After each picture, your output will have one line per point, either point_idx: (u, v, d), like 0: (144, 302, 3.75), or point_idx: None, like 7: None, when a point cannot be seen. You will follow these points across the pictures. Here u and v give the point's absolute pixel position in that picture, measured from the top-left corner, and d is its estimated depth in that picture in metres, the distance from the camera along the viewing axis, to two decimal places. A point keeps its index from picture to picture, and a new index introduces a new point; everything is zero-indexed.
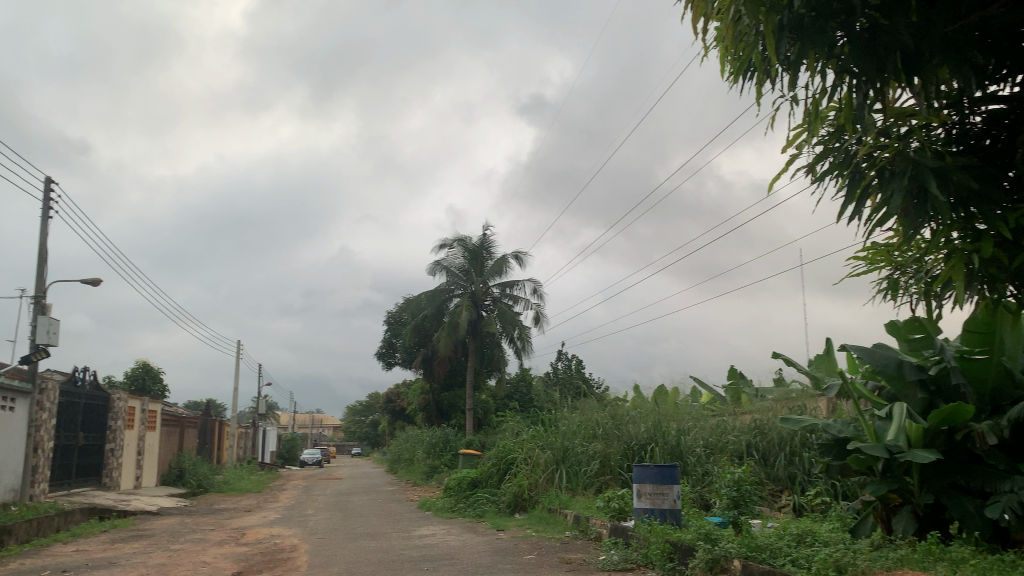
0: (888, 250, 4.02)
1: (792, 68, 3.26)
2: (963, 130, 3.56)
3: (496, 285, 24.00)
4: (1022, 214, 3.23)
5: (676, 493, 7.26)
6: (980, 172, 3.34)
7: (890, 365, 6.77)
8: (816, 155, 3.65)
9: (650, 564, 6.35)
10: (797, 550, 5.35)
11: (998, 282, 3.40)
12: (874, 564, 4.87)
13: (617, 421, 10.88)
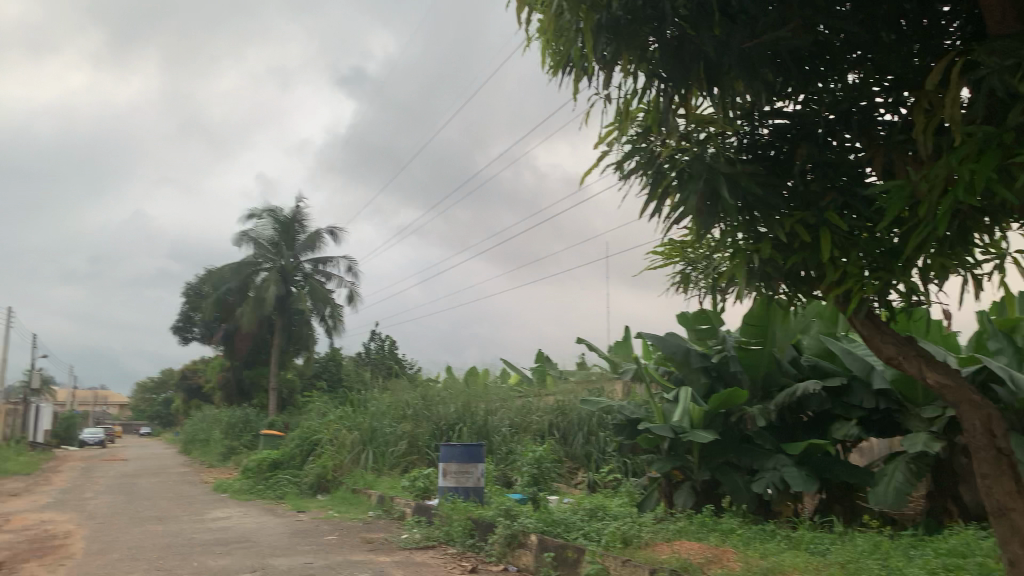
0: (682, 246, 4.31)
1: (607, 68, 3.39)
2: (752, 140, 3.87)
3: (308, 260, 23.31)
4: (796, 221, 3.55)
5: (479, 471, 7.45)
6: (764, 179, 3.65)
7: (679, 352, 7.35)
8: (624, 153, 3.81)
9: (450, 541, 6.47)
10: (589, 525, 5.67)
11: (772, 280, 3.72)
12: (656, 535, 5.27)
13: (426, 402, 10.97)
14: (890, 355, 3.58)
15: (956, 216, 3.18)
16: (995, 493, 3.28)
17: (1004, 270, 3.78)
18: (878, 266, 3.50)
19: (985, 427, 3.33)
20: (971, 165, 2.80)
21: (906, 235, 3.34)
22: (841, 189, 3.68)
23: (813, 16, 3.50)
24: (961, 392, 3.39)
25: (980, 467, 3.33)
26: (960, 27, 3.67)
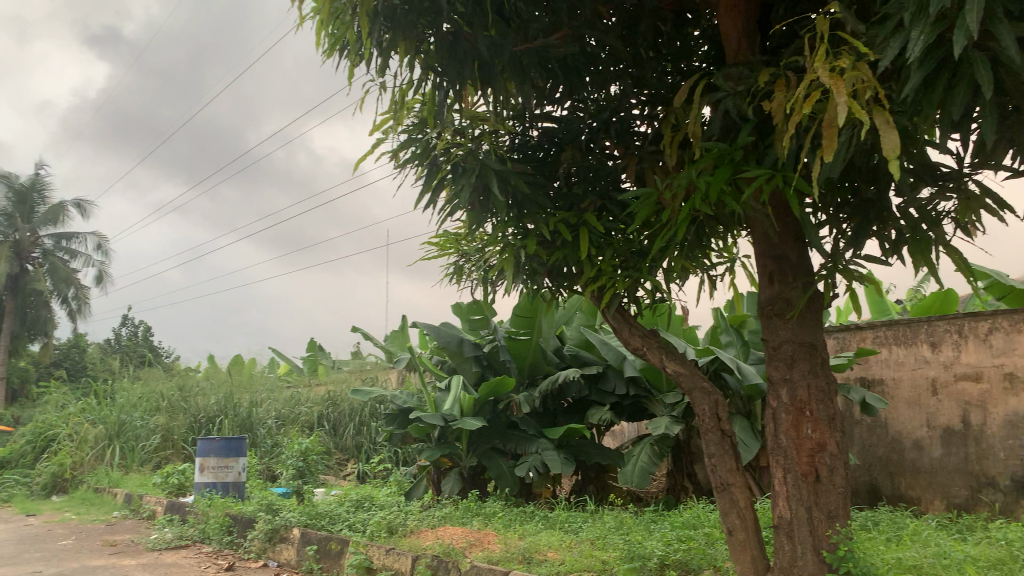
0: (456, 239, 4.37)
1: (383, 55, 3.37)
2: (523, 140, 4.06)
3: (48, 235, 20.92)
4: (559, 219, 3.76)
5: (241, 466, 7.12)
6: (532, 179, 3.82)
7: (452, 342, 7.47)
8: (400, 142, 3.80)
9: (206, 540, 6.12)
10: (354, 515, 5.62)
11: (536, 274, 3.97)
12: (421, 523, 5.35)
13: (184, 393, 10.27)
14: (636, 345, 3.90)
15: (694, 223, 3.52)
16: (719, 469, 3.66)
17: (734, 272, 4.26)
18: (630, 265, 3.78)
19: (713, 411, 3.70)
20: (707, 178, 3.09)
21: (653, 238, 3.66)
22: (599, 192, 3.96)
23: (580, 27, 3.68)
24: (694, 379, 3.77)
25: (707, 446, 3.71)
26: (707, 51, 4.03)
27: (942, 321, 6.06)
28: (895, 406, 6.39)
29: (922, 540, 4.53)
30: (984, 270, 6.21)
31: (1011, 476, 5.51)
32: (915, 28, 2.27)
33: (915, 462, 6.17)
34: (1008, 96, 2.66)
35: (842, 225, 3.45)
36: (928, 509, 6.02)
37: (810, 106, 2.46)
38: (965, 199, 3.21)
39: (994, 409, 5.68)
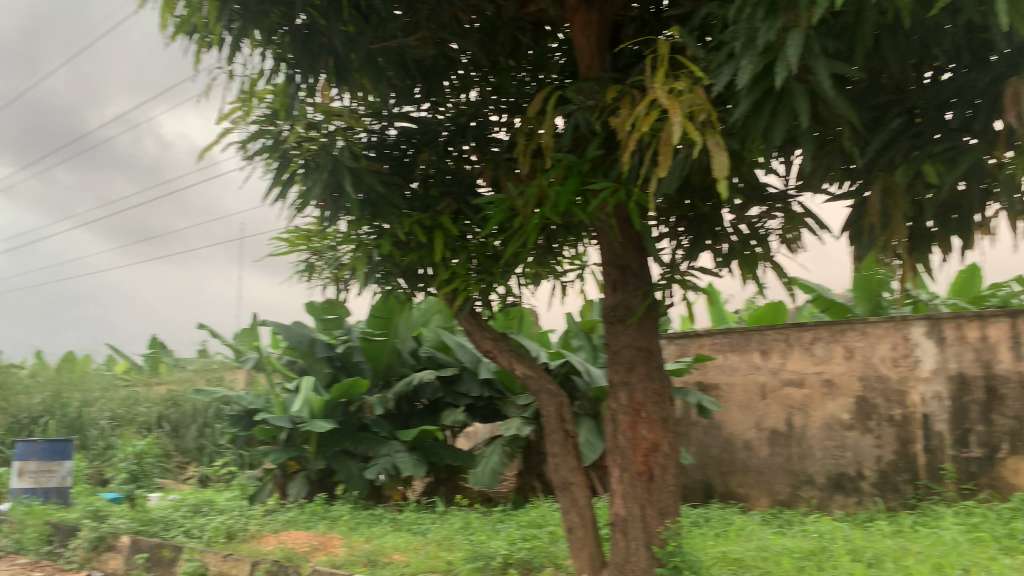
0: (307, 235, 4.18)
1: (233, 42, 3.25)
2: (380, 139, 3.99)
3: None
4: (414, 220, 3.76)
5: (66, 470, 6.63)
6: (387, 179, 3.78)
7: (304, 341, 7.24)
8: (250, 133, 3.66)
9: (21, 551, 5.65)
10: (191, 521, 5.36)
11: (390, 274, 3.95)
12: (263, 527, 5.19)
13: (3, 391, 9.43)
14: (487, 348, 3.95)
15: (546, 230, 3.63)
16: (561, 469, 3.78)
17: (584, 279, 4.40)
18: (484, 270, 3.82)
19: (557, 413, 3.82)
20: (556, 187, 3.19)
21: (506, 244, 3.71)
22: (455, 195, 4.01)
23: (439, 31, 3.71)
24: (541, 382, 3.87)
25: (551, 447, 3.82)
26: (563, 64, 4.12)
27: (772, 330, 6.50)
28: (729, 409, 6.77)
29: (747, 534, 4.85)
30: (810, 284, 6.70)
31: (826, 475, 6.04)
32: (744, 59, 2.47)
33: (745, 461, 6.58)
34: (824, 127, 2.92)
35: (681, 237, 3.66)
36: (754, 505, 6.47)
37: (649, 124, 2.64)
38: (788, 218, 3.49)
39: (814, 412, 6.20)
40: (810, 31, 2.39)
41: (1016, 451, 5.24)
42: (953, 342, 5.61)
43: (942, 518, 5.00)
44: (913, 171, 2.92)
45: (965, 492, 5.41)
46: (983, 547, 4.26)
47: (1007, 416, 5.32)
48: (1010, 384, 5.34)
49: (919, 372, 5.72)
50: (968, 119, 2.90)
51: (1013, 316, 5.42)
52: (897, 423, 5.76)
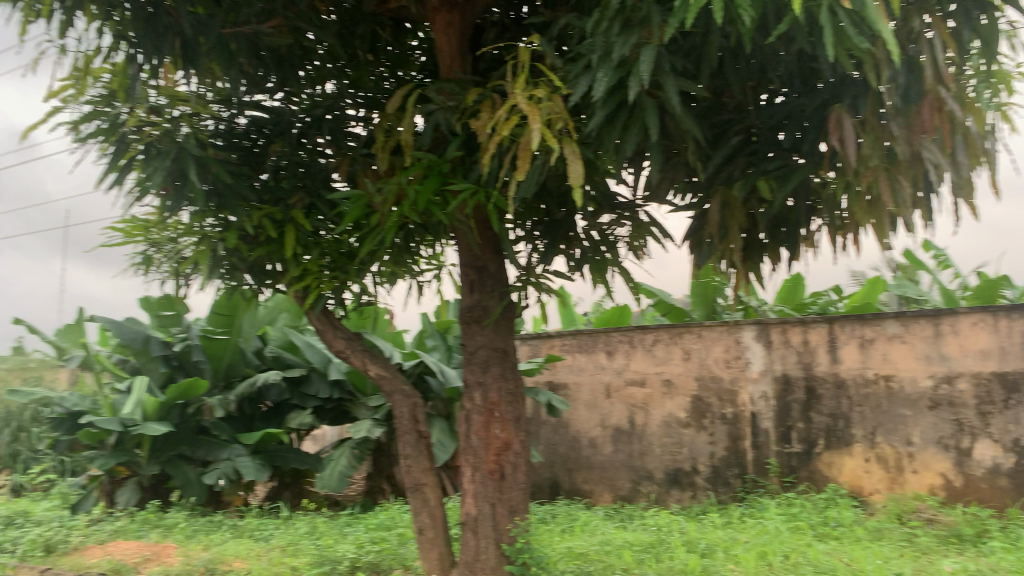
0: (145, 226, 3.93)
1: (66, 16, 3.01)
2: (229, 127, 3.79)
3: None
4: (265, 213, 3.61)
5: None
6: (235, 169, 3.62)
7: (137, 339, 6.76)
8: (83, 114, 3.38)
9: None
10: (2, 534, 4.89)
11: (236, 270, 3.77)
12: (88, 539, 4.82)
13: None
14: (339, 348, 3.85)
15: (403, 229, 3.60)
16: (413, 470, 3.76)
17: (439, 279, 4.39)
18: (337, 267, 3.73)
19: (410, 413, 3.79)
20: (415, 186, 3.18)
21: (361, 242, 3.63)
22: (307, 189, 3.87)
23: (295, 20, 3.60)
24: (394, 382, 3.82)
25: (403, 448, 3.78)
26: (424, 62, 4.11)
27: (617, 332, 6.76)
28: (575, 408, 6.97)
29: (591, 529, 5.03)
30: (653, 288, 7.01)
31: (664, 470, 6.38)
32: (601, 70, 2.57)
33: (589, 458, 6.81)
34: (671, 141, 3.08)
35: (535, 241, 3.75)
36: (597, 500, 6.71)
37: (509, 128, 2.68)
38: (636, 226, 3.66)
39: (654, 411, 6.51)
40: (662, 49, 2.52)
41: (830, 446, 5.75)
42: (779, 346, 6.06)
43: (766, 508, 5.40)
44: (749, 185, 3.14)
45: (786, 484, 5.88)
46: (801, 535, 4.65)
47: (823, 414, 5.82)
48: (826, 384, 5.83)
49: (748, 373, 6.14)
50: (797, 141, 3.16)
51: (831, 322, 5.88)
52: (728, 421, 6.16)
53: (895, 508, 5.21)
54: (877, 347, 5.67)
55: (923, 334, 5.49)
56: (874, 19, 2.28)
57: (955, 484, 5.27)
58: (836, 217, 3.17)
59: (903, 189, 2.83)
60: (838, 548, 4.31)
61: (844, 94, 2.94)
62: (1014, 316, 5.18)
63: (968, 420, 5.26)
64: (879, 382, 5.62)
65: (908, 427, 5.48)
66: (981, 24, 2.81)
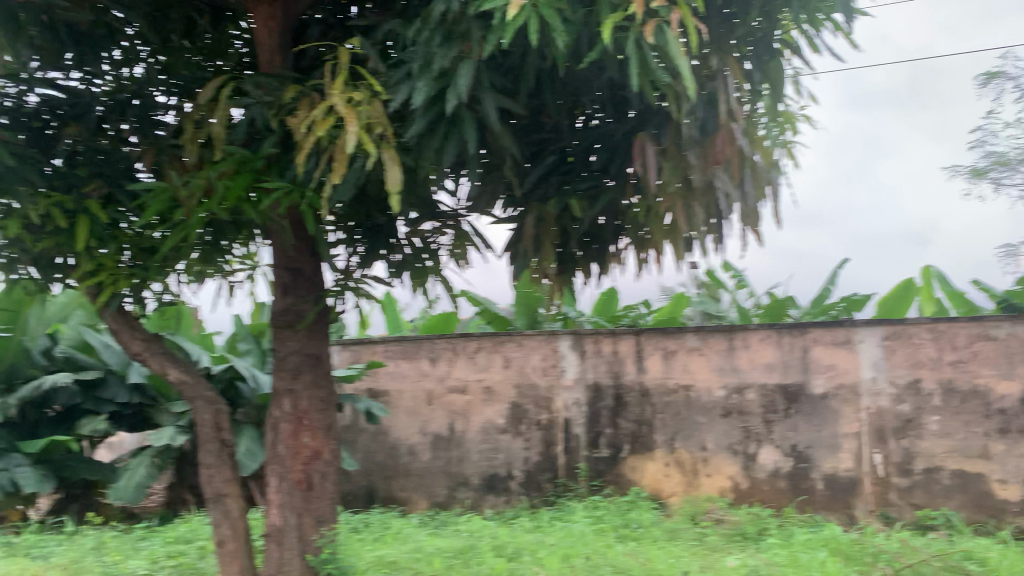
0: None
1: None
2: (15, 105, 3.49)
3: None
4: (54, 201, 3.30)
5: None
6: (20, 151, 3.29)
7: None
8: None
9: None
10: None
11: (18, 262, 3.43)
12: None
13: None
14: (136, 350, 3.59)
15: (212, 226, 3.42)
16: (214, 480, 3.58)
17: (254, 280, 4.22)
18: (137, 263, 3.47)
19: (213, 421, 3.60)
20: (225, 182, 3.04)
21: (165, 237, 3.40)
22: (106, 177, 3.58)
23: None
24: (197, 388, 3.62)
25: (204, 457, 3.59)
26: (244, 53, 3.96)
27: (440, 339, 6.71)
28: (395, 415, 6.84)
29: (403, 537, 4.99)
30: (477, 296, 7.07)
31: (480, 476, 6.47)
32: (421, 80, 2.59)
33: (407, 466, 6.75)
34: (489, 155, 3.16)
35: (355, 245, 3.69)
36: (413, 508, 6.68)
37: (325, 129, 2.63)
38: (458, 236, 3.71)
39: (473, 417, 6.57)
40: (481, 65, 2.60)
41: (635, 451, 6.09)
42: (591, 355, 6.32)
43: (574, 512, 5.63)
44: (562, 203, 3.35)
45: (593, 487, 6.16)
46: (603, 537, 4.88)
47: (630, 420, 6.14)
48: (633, 392, 6.16)
49: (563, 381, 6.36)
50: (607, 163, 3.39)
51: (638, 334, 6.20)
52: (543, 427, 6.36)
53: (689, 509, 5.62)
54: (678, 358, 6.05)
55: (718, 347, 5.94)
56: (674, 54, 2.49)
57: (742, 486, 5.76)
58: (640, 237, 3.43)
59: (698, 214, 3.15)
60: (636, 548, 4.58)
61: (648, 123, 3.22)
62: (795, 333, 5.73)
63: (754, 427, 5.76)
64: (680, 391, 6.02)
65: (703, 433, 5.91)
66: (769, 65, 3.23)
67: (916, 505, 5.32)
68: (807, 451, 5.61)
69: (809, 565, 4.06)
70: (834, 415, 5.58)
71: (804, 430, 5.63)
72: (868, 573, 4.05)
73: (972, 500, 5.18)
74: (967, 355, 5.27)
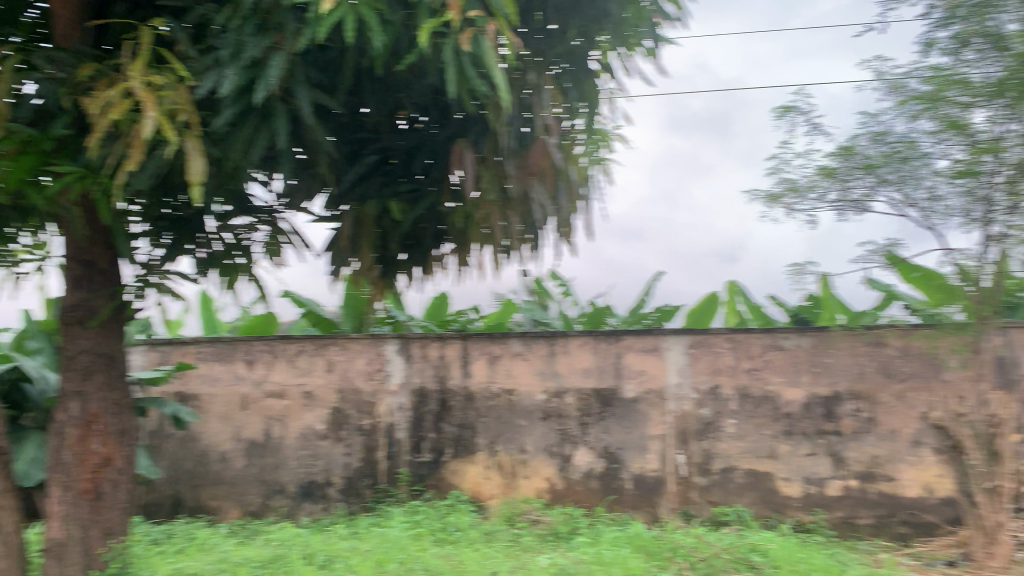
0: None
1: None
2: None
3: None
4: None
5: None
6: None
7: None
8: None
9: None
10: None
11: None
12: None
13: None
14: None
15: None
16: None
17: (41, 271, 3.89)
18: None
19: None
20: (5, 163, 2.77)
21: None
22: None
23: None
24: None
25: None
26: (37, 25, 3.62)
27: (259, 341, 6.42)
28: (207, 420, 6.46)
29: (209, 548, 4.73)
30: (301, 297, 6.83)
31: (297, 483, 6.27)
32: (230, 69, 2.64)
33: (218, 474, 6.40)
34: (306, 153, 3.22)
35: (159, 237, 3.50)
36: (224, 518, 6.35)
37: (122, 113, 2.56)
38: (272, 232, 3.61)
39: (291, 423, 6.34)
40: (293, 58, 2.73)
41: (456, 455, 6.13)
42: (417, 359, 6.28)
43: (392, 517, 5.58)
44: (381, 206, 3.44)
45: (413, 492, 6.14)
46: (419, 541, 4.87)
47: (453, 424, 6.17)
48: (456, 397, 6.20)
49: (387, 385, 6.28)
50: (428, 167, 3.50)
51: (464, 339, 6.24)
52: (364, 432, 6.25)
53: (506, 511, 5.72)
54: (502, 363, 6.16)
55: (540, 352, 6.11)
56: (489, 64, 2.62)
57: (558, 487, 5.96)
58: (461, 242, 3.53)
59: (512, 223, 3.36)
60: (451, 551, 4.61)
61: (468, 130, 3.39)
62: (612, 340, 6.00)
63: (570, 430, 5.98)
64: (502, 396, 6.13)
65: (523, 436, 6.05)
66: (584, 84, 3.52)
67: (713, 502, 5.72)
68: (618, 452, 5.89)
69: (612, 562, 4.25)
70: (643, 418, 5.89)
71: (617, 432, 5.91)
72: (666, 567, 4.30)
73: (761, 496, 5.64)
74: (761, 363, 5.74)
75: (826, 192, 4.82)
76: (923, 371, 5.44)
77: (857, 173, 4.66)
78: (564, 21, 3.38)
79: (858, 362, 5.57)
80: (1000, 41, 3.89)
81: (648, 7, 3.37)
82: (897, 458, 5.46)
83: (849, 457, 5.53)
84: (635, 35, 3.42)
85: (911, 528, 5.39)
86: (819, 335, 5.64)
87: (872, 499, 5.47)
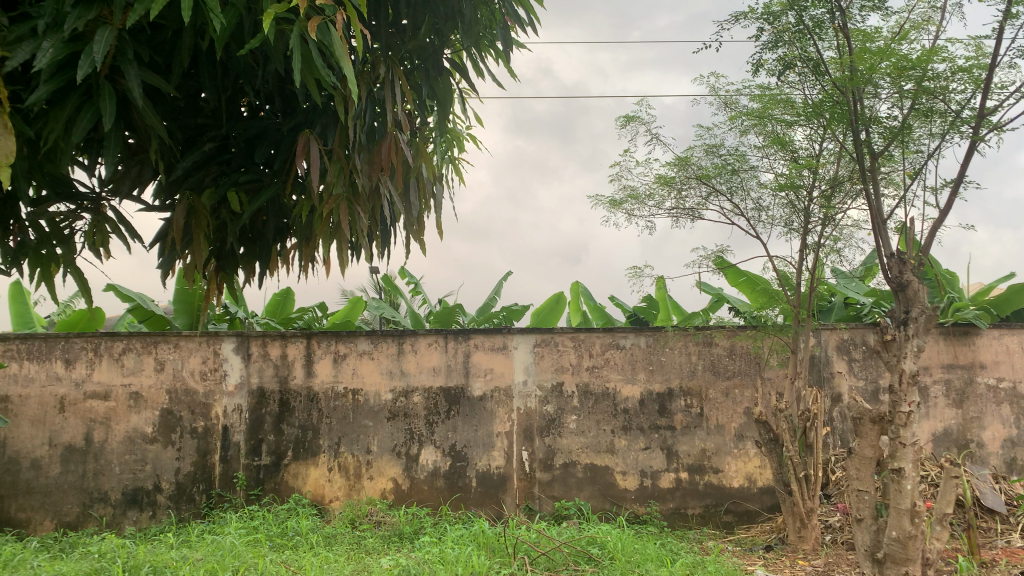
0: None
1: None
2: None
3: None
4: None
5: None
6: None
7: None
8: None
9: None
10: None
11: None
12: None
13: None
14: None
15: None
16: None
17: None
18: None
19: None
20: None
21: None
22: None
23: None
24: None
25: None
26: None
27: (79, 337, 5.92)
28: (17, 424, 5.87)
29: (16, 564, 4.29)
30: (128, 291, 6.34)
31: (121, 490, 5.84)
32: (47, 40, 2.44)
33: (30, 482, 5.84)
34: (138, 135, 3.07)
35: None
36: (35, 530, 5.80)
37: None
38: (95, 220, 3.35)
39: (116, 426, 5.89)
40: (123, 35, 2.56)
41: (297, 457, 5.94)
42: (257, 359, 6.03)
43: (227, 523, 5.32)
44: (218, 196, 3.27)
45: (251, 497, 5.89)
46: (255, 548, 4.66)
47: (294, 426, 5.96)
48: (299, 398, 5.99)
49: (223, 386, 5.98)
50: (270, 158, 3.44)
51: (309, 337, 6.05)
52: (198, 435, 5.91)
53: (349, 513, 5.60)
54: (348, 362, 6.02)
55: (388, 351, 6.03)
56: (337, 55, 2.51)
57: (402, 487, 5.90)
58: (304, 235, 3.40)
59: (359, 219, 3.27)
60: (289, 557, 4.45)
61: (315, 121, 3.32)
62: (459, 339, 6.03)
63: (417, 429, 5.94)
64: (347, 395, 5.99)
65: (368, 437, 5.95)
66: (437, 83, 3.53)
67: (555, 497, 5.85)
68: (464, 450, 5.92)
69: (455, 562, 4.25)
70: (489, 416, 5.95)
71: (463, 430, 5.94)
72: (509, 564, 4.33)
73: (600, 490, 5.84)
74: (601, 361, 5.96)
75: (663, 201, 5.07)
76: (747, 369, 5.89)
77: (692, 182, 4.93)
78: (416, 18, 3.40)
79: (690, 361, 5.93)
80: (818, 66, 4.12)
81: (501, 10, 3.43)
82: (723, 451, 5.83)
83: (680, 450, 5.84)
84: (487, 37, 3.51)
85: (734, 516, 5.77)
86: (656, 335, 5.94)
87: (700, 490, 5.80)
